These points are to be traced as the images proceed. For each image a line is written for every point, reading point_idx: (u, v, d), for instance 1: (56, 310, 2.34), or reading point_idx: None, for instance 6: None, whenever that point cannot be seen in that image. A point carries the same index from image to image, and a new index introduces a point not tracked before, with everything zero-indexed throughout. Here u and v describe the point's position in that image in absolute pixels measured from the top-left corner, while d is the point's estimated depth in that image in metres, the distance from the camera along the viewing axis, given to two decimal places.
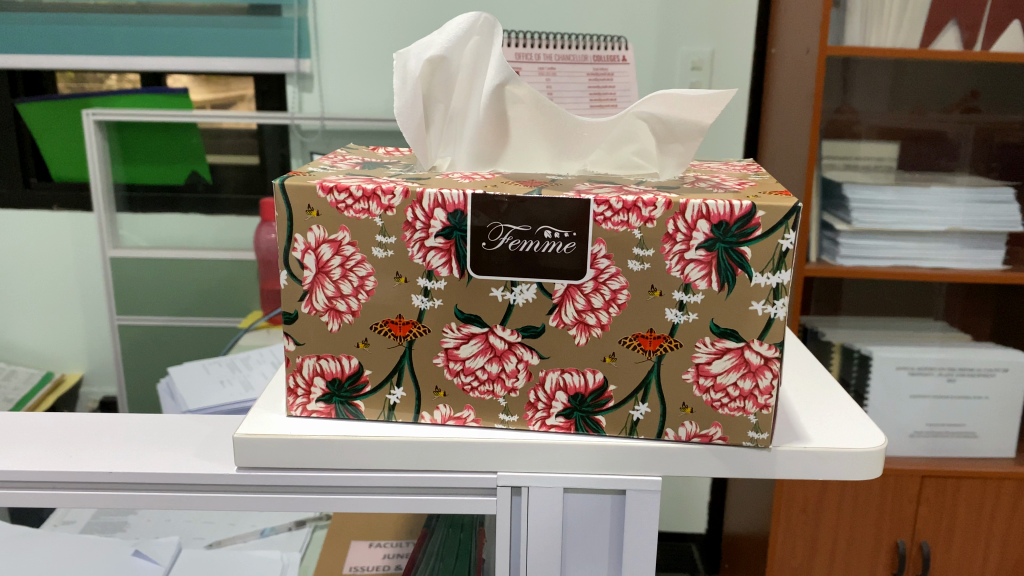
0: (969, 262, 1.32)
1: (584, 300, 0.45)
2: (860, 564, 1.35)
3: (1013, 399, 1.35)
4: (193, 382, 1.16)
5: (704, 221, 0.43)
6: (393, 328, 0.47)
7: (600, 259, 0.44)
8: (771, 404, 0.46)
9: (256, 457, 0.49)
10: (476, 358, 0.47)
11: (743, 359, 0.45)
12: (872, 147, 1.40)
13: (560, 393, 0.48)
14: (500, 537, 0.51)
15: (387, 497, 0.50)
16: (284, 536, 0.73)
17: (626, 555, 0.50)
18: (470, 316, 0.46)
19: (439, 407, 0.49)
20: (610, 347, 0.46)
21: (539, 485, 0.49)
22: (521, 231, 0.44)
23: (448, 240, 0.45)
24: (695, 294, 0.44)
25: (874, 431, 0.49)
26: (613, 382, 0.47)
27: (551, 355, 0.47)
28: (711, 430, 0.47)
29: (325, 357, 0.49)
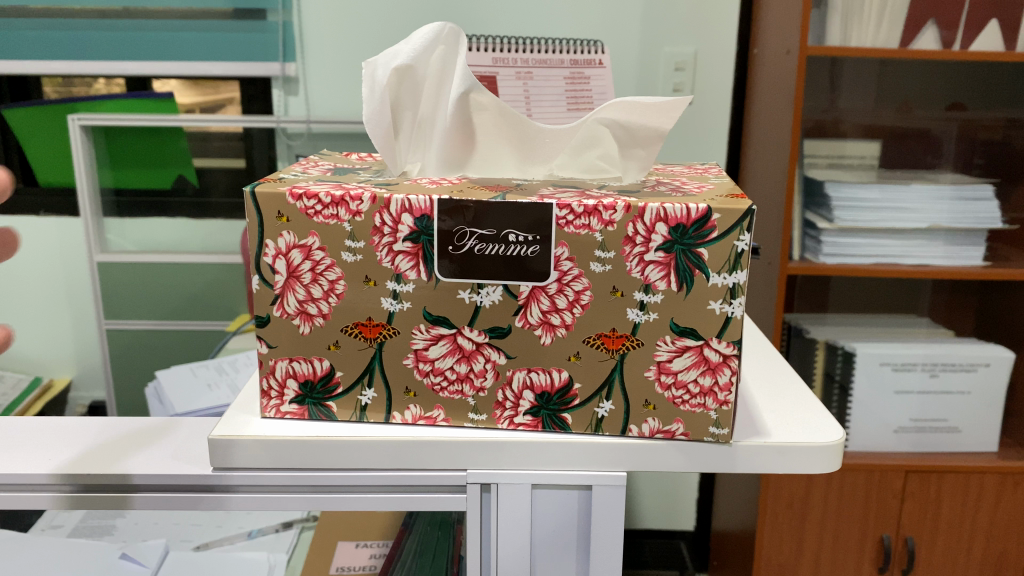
0: (951, 259, 1.33)
1: (549, 302, 0.46)
2: (845, 558, 1.37)
3: (995, 393, 1.37)
4: (180, 386, 1.16)
5: (662, 223, 0.44)
6: (363, 331, 0.48)
7: (564, 262, 0.45)
8: (731, 400, 0.48)
9: (234, 458, 0.50)
10: (445, 358, 0.49)
11: (703, 356, 0.47)
12: (856, 146, 1.42)
13: (528, 392, 0.49)
14: (472, 534, 0.52)
15: (359, 495, 0.51)
16: (272, 538, 0.77)
17: (594, 549, 0.51)
18: (438, 318, 0.47)
19: (410, 408, 0.50)
20: (575, 346, 0.47)
21: (510, 482, 0.50)
22: (487, 234, 0.45)
23: (416, 244, 0.46)
24: (656, 294, 0.46)
25: (834, 424, 0.51)
26: (579, 380, 0.48)
27: (518, 355, 0.48)
28: (674, 426, 0.49)
29: (297, 360, 0.50)
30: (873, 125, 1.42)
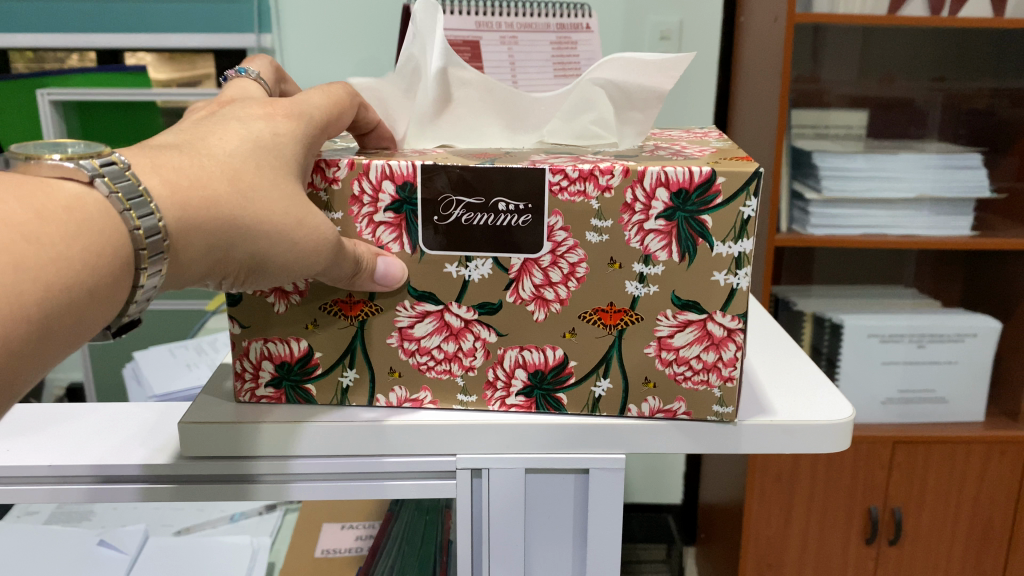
0: (939, 229, 1.31)
1: (542, 277, 0.44)
2: (833, 530, 1.36)
3: (982, 363, 1.36)
4: (158, 366, 1.13)
5: (663, 188, 0.41)
6: (343, 308, 0.47)
7: (557, 232, 0.43)
8: (736, 376, 0.45)
9: (205, 443, 0.47)
10: (431, 338, 0.47)
11: (706, 331, 0.44)
12: (841, 116, 1.39)
13: (520, 370, 0.47)
14: (461, 520, 0.49)
15: (341, 485, 0.48)
16: (255, 521, 0.75)
17: (591, 536, 0.49)
18: (424, 293, 0.45)
19: (395, 389, 0.48)
20: (570, 323, 0.45)
21: (500, 467, 0.48)
22: (474, 202, 0.43)
23: (398, 214, 0.44)
24: (656, 265, 0.43)
25: (842, 402, 0.49)
26: (574, 358, 0.46)
27: (509, 332, 0.46)
28: (675, 405, 0.46)
29: (273, 340, 0.48)
30: (861, 95, 1.40)
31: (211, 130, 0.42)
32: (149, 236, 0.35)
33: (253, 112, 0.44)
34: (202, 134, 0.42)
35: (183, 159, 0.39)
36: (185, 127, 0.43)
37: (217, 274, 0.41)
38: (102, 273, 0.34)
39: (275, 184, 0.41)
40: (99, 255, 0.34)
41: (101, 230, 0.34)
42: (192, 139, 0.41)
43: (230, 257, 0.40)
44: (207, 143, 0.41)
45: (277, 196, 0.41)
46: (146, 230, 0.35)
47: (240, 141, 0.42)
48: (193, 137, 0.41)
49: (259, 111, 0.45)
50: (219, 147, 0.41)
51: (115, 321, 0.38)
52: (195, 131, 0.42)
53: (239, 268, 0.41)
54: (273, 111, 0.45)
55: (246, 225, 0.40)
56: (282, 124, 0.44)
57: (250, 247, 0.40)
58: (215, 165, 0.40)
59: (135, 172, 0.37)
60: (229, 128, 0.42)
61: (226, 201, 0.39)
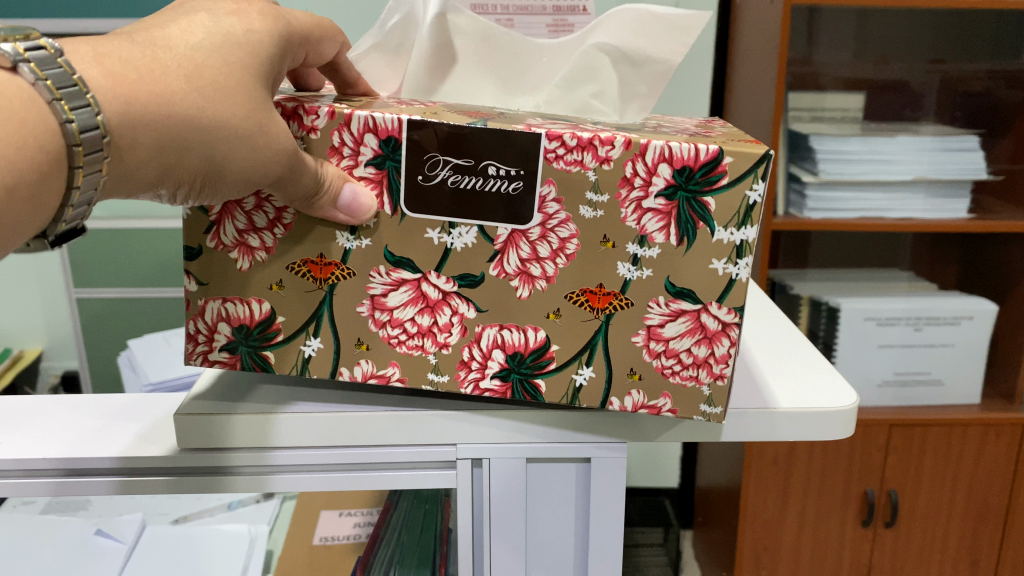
0: (935, 211, 1.31)
1: (527, 247, 0.44)
2: (829, 514, 1.36)
3: (978, 345, 1.36)
4: (152, 354, 1.13)
5: (666, 164, 0.41)
6: (311, 269, 0.46)
7: (549, 203, 0.42)
8: (726, 375, 0.45)
9: (203, 432, 0.47)
10: (404, 308, 0.46)
11: (700, 323, 0.44)
12: (837, 98, 1.38)
13: (497, 352, 0.46)
14: (463, 509, 0.50)
15: (335, 476, 0.49)
16: (251, 510, 0.72)
17: (593, 524, 0.50)
18: (401, 259, 0.45)
19: (361, 363, 0.47)
20: (555, 303, 0.45)
21: (501, 456, 0.49)
22: (462, 166, 0.43)
23: (379, 171, 0.44)
24: (652, 248, 0.43)
25: (845, 387, 0.49)
26: (556, 342, 0.45)
27: (489, 309, 0.45)
28: (660, 401, 0.46)
29: (232, 301, 0.47)
30: (856, 77, 1.39)
31: (171, 21, 0.41)
32: (83, 131, 0.35)
33: (220, 6, 0.43)
34: (162, 25, 0.41)
35: (136, 50, 0.38)
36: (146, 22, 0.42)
37: (173, 182, 0.40)
38: (23, 163, 0.33)
39: (237, 86, 0.40)
40: (21, 145, 0.33)
41: (28, 125, 0.34)
42: (150, 32, 0.40)
43: (185, 159, 0.40)
44: (167, 36, 0.40)
45: (237, 95, 0.40)
46: (80, 124, 0.35)
47: (203, 38, 0.41)
48: (151, 29, 0.40)
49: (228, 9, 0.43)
50: (180, 40, 0.40)
51: (52, 227, 0.38)
52: (156, 25, 0.41)
53: (194, 178, 0.41)
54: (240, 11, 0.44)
55: (200, 127, 0.39)
56: (257, 23, 0.43)
57: (206, 150, 0.40)
58: (171, 60, 0.39)
59: (71, 60, 0.36)
60: (190, 23, 0.41)
61: (180, 101, 0.38)
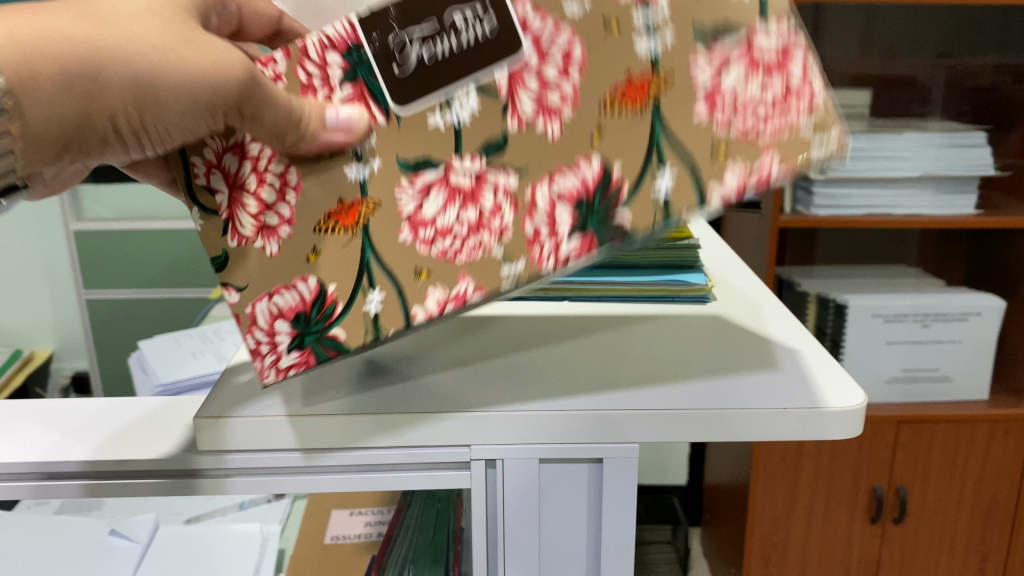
0: (943, 208, 1.31)
1: (536, 110, 0.43)
2: (837, 510, 1.37)
3: (987, 341, 1.36)
4: (163, 354, 1.14)
5: None
6: (338, 220, 0.45)
7: (530, 20, 0.42)
8: (818, 87, 0.42)
9: (229, 437, 0.48)
10: (445, 212, 0.44)
11: (754, 57, 0.42)
12: (844, 95, 1.39)
13: (560, 206, 0.42)
14: (477, 510, 0.51)
15: (343, 477, 0.50)
16: (263, 509, 0.75)
17: (606, 523, 0.50)
18: (418, 162, 0.44)
19: (431, 293, 0.44)
20: (594, 120, 0.43)
21: (514, 457, 0.49)
22: (429, 34, 0.42)
23: (356, 85, 0.45)
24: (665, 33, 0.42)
25: (853, 387, 0.50)
26: (611, 160, 0.42)
27: (527, 165, 0.43)
28: (764, 163, 0.41)
29: (277, 292, 0.46)
30: (862, 73, 1.39)
31: None
32: None
33: None
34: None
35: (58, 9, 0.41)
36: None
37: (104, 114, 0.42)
38: None
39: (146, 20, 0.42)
40: None
41: None
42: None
43: (112, 92, 0.41)
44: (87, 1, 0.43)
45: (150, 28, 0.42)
46: None
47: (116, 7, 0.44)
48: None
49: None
50: None
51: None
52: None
53: (129, 108, 0.42)
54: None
55: (118, 58, 0.41)
56: None
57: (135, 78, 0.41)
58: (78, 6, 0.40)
59: None
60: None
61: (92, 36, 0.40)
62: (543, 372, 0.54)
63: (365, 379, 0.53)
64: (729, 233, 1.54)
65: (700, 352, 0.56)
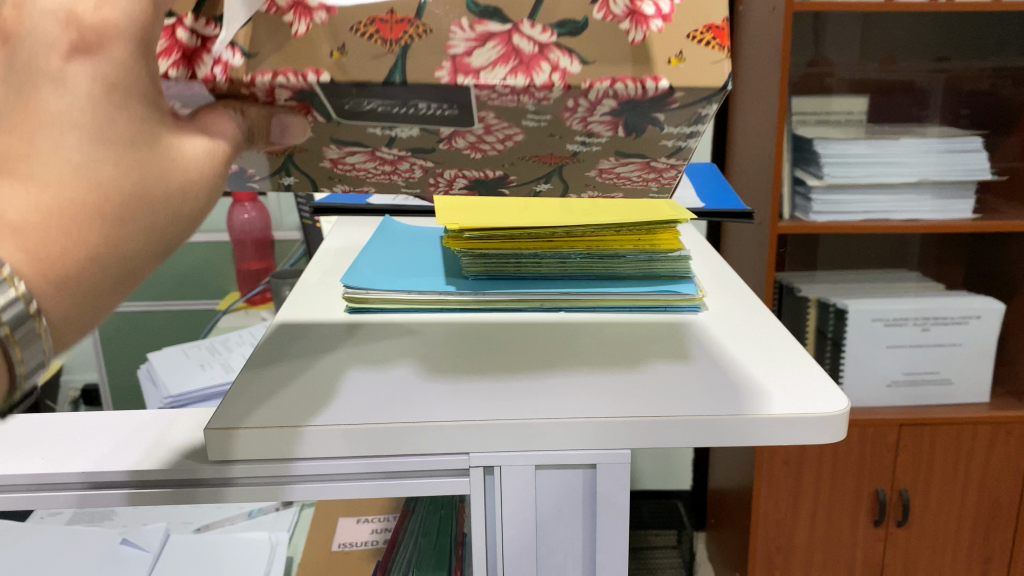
0: (940, 212, 1.33)
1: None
2: (841, 514, 1.38)
3: (987, 343, 1.37)
4: (173, 365, 1.16)
5: (610, 99, 0.43)
6: (381, 29, 0.42)
7: (551, 50, 0.42)
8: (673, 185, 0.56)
9: (238, 447, 0.50)
10: (496, 70, 0.41)
11: (649, 166, 0.52)
12: (843, 101, 1.41)
13: (608, 100, 0.43)
14: (477, 515, 0.52)
15: (340, 484, 0.51)
16: (272, 517, 0.76)
17: (600, 528, 0.52)
18: (346, 141, 0.49)
19: (340, 185, 0.57)
20: (676, 46, 0.42)
21: (511, 464, 0.51)
22: (390, 104, 0.43)
23: (302, 103, 0.44)
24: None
25: (838, 395, 0.53)
26: (679, 87, 0.42)
27: (593, 61, 0.42)
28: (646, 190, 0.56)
29: (284, 75, 0.41)
30: (861, 78, 1.41)
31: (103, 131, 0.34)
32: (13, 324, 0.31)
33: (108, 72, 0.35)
34: None
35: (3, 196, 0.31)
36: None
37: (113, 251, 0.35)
38: None
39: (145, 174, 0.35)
40: None
41: None
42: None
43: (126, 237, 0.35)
44: (36, 162, 0.32)
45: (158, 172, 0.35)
46: (10, 321, 0.31)
47: (72, 131, 0.33)
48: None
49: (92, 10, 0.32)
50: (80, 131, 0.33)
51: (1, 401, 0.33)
52: (12, 117, 0.32)
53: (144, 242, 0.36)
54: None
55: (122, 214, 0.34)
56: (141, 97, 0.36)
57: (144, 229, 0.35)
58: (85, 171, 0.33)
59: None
60: (63, 78, 0.32)
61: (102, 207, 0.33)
62: (536, 378, 0.56)
63: (362, 391, 0.55)
64: (729, 239, 1.55)
65: (692, 362, 0.58)
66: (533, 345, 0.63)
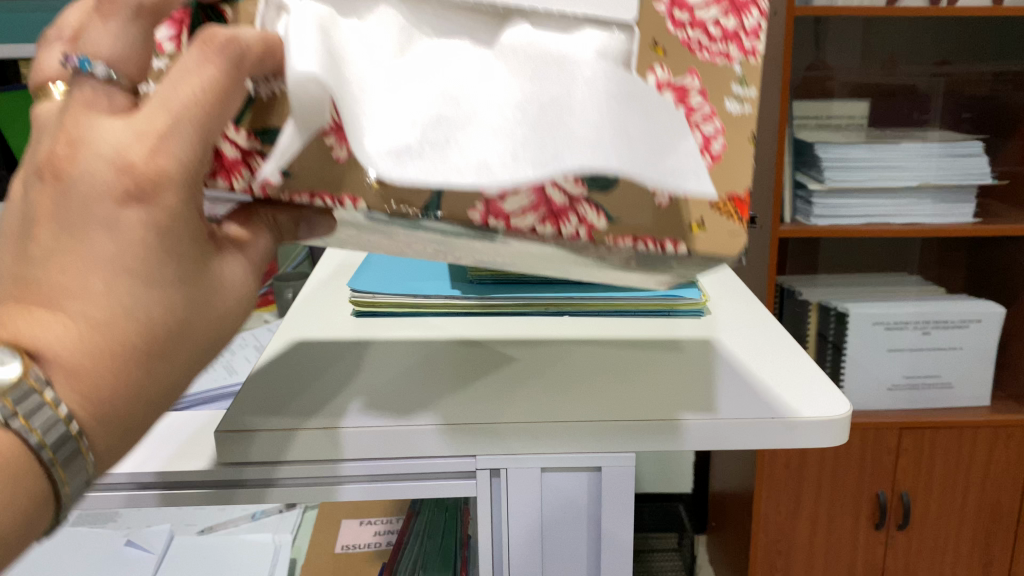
0: (941, 216, 1.33)
1: (702, 32, 0.44)
2: (843, 518, 1.39)
3: (987, 347, 1.38)
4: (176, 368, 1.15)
5: (628, 250, 0.44)
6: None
7: (579, 206, 0.43)
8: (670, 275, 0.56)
9: (263, 449, 0.51)
10: (526, 215, 0.42)
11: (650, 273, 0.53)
12: (844, 105, 1.42)
13: (625, 251, 0.44)
14: (483, 518, 0.53)
15: (359, 486, 0.52)
16: (276, 518, 0.79)
17: (607, 531, 0.53)
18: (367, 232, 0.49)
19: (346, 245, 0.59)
20: (699, 213, 0.43)
21: (518, 467, 0.52)
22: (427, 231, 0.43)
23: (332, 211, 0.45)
24: (751, 89, 0.44)
25: (841, 399, 0.53)
26: (697, 254, 0.43)
27: (618, 219, 0.43)
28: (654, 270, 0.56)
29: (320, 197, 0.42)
30: (862, 82, 1.41)
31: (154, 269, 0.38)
32: (58, 448, 0.36)
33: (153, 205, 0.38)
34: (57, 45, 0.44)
35: (53, 331, 0.36)
36: (29, 211, 0.37)
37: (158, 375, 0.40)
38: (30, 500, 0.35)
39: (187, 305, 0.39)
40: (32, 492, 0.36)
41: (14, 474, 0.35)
42: (27, 281, 0.36)
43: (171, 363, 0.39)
44: (91, 302, 0.36)
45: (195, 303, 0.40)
46: (54, 445, 0.36)
47: (117, 274, 0.36)
48: (29, 265, 0.37)
49: (142, 160, 0.36)
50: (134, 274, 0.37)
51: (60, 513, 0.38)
52: (63, 257, 0.36)
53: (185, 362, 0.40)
54: (145, 131, 0.36)
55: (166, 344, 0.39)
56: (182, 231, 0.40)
57: (183, 355, 0.40)
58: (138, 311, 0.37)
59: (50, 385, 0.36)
60: (117, 222, 0.36)
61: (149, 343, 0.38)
62: (547, 385, 0.57)
63: (378, 395, 0.57)
64: None
65: (703, 368, 0.60)
66: (538, 355, 0.63)
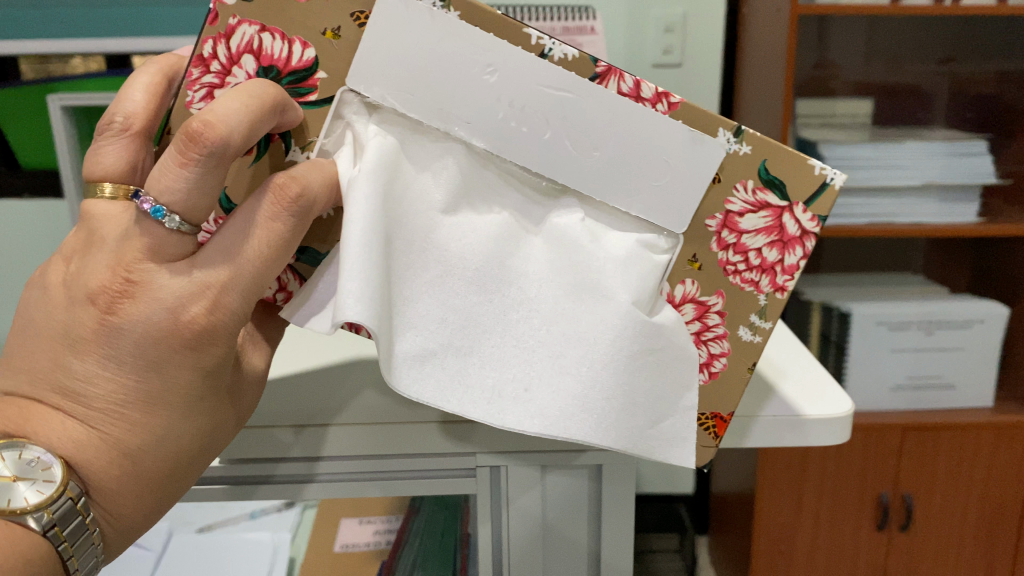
0: (945, 216, 1.32)
1: (746, 255, 0.52)
2: (845, 521, 1.38)
3: (991, 347, 1.37)
4: None
5: None
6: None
7: None
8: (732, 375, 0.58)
9: (251, 448, 0.55)
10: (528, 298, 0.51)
11: None
12: (847, 105, 1.41)
13: None
14: (484, 508, 0.58)
15: (347, 481, 0.57)
16: (274, 517, 0.76)
17: (607, 521, 0.58)
18: None
19: None
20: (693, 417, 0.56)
21: (516, 462, 0.56)
22: None
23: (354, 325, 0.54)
24: (769, 322, 0.53)
25: (844, 397, 0.58)
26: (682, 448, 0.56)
27: None
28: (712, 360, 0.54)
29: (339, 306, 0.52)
30: (866, 81, 1.40)
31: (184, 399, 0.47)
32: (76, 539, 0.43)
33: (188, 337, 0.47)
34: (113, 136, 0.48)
35: (75, 438, 0.44)
36: (71, 328, 0.44)
37: None
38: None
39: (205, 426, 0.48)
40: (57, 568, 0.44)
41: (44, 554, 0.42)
42: (66, 392, 0.44)
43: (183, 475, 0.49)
44: (134, 432, 0.45)
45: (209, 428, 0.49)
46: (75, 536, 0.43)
47: (150, 409, 0.45)
48: (68, 376, 0.44)
49: (198, 314, 0.44)
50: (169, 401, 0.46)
51: None
52: (116, 386, 0.44)
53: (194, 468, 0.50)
54: (208, 285, 0.44)
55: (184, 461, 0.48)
56: None
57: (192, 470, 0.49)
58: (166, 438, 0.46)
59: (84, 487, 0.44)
60: (165, 372, 0.45)
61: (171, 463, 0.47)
62: None
63: (367, 393, 0.60)
64: None
65: None
66: None
